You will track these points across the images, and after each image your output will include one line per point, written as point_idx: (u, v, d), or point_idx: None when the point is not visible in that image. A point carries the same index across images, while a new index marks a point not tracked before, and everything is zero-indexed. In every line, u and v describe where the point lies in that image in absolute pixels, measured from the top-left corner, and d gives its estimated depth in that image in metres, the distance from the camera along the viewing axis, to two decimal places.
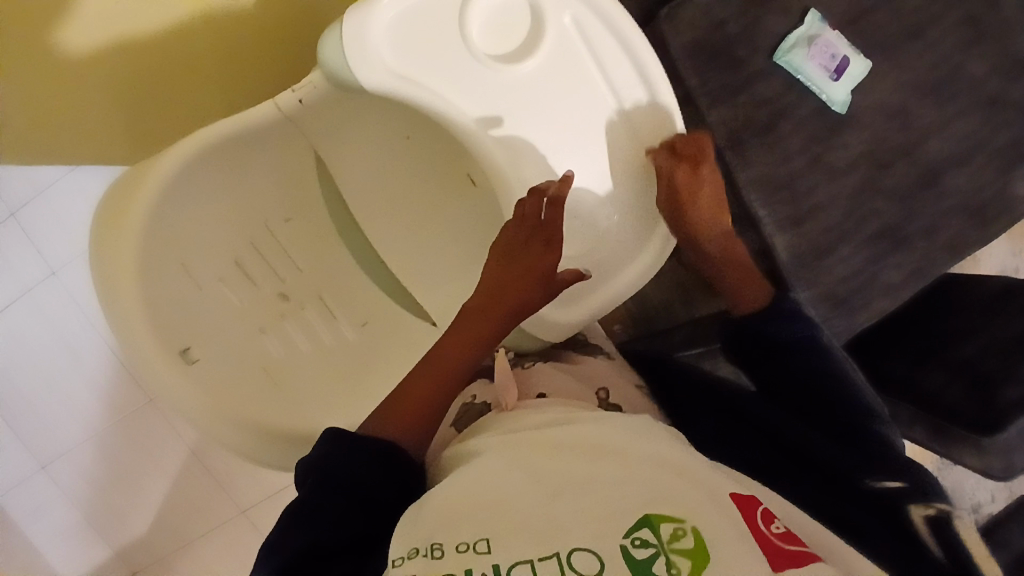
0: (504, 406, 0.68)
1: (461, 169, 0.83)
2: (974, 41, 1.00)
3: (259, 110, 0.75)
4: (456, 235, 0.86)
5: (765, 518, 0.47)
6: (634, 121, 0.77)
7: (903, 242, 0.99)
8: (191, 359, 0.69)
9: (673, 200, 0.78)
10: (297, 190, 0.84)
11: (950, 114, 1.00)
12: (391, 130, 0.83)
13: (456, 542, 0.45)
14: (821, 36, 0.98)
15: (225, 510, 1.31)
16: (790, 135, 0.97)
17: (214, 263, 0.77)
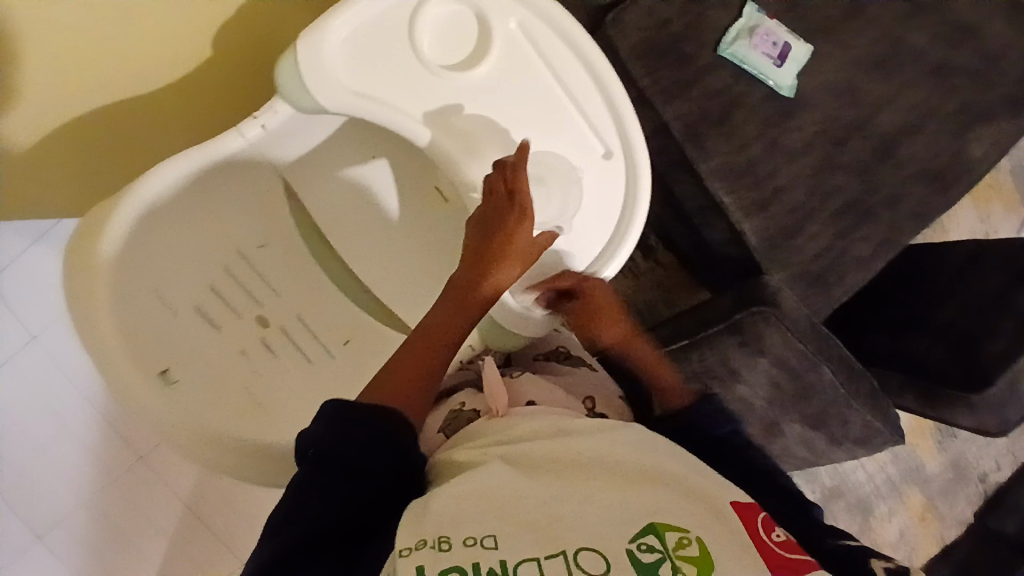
0: (495, 412, 0.68)
1: (428, 186, 0.86)
2: (907, 18, 1.05)
3: (224, 143, 0.73)
4: (431, 252, 0.86)
5: (766, 526, 0.48)
6: (590, 116, 0.78)
7: (868, 214, 1.01)
8: (170, 381, 0.68)
9: (635, 188, 0.80)
10: (267, 217, 0.84)
11: (895, 88, 1.04)
12: (359, 156, 0.84)
13: (463, 536, 0.45)
14: (762, 26, 1.02)
15: (227, 565, 1.28)
16: (748, 122, 0.99)
17: (186, 289, 0.76)
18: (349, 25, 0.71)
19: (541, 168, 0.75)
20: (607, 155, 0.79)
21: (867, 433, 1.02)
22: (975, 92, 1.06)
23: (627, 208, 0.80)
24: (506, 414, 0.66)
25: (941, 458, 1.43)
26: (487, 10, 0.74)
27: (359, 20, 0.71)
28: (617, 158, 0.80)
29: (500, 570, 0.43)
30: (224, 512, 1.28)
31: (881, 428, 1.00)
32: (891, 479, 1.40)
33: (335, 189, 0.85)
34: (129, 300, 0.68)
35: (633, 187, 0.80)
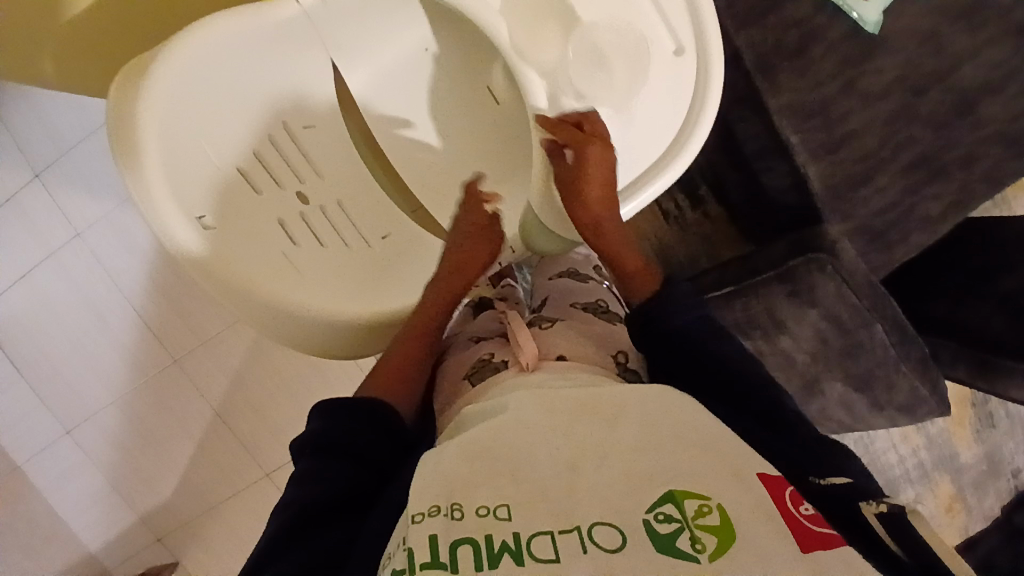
0: (522, 365, 0.64)
1: (479, 87, 0.82)
2: None
3: (279, 7, 0.68)
4: (477, 155, 0.85)
5: (793, 499, 0.46)
6: (666, 10, 0.70)
7: (941, 172, 0.93)
8: (208, 226, 0.66)
9: (702, 96, 0.72)
10: (319, 97, 0.79)
11: (982, 40, 0.90)
12: (411, 44, 0.79)
13: (477, 504, 0.42)
14: None
15: (252, 472, 1.33)
16: (823, 59, 0.89)
17: (234, 144, 0.72)
18: None
19: (600, 44, 0.68)
20: (678, 53, 0.71)
21: (913, 401, 1.01)
22: None
23: (696, 106, 0.72)
24: (534, 368, 0.63)
25: (977, 449, 1.38)
26: None
27: None
28: (688, 54, 0.71)
29: (513, 544, 0.39)
30: (250, 422, 1.31)
31: (926, 394, 1.00)
32: (922, 464, 1.36)
33: (385, 79, 0.81)
34: (167, 148, 0.64)
35: (701, 100, 0.72)
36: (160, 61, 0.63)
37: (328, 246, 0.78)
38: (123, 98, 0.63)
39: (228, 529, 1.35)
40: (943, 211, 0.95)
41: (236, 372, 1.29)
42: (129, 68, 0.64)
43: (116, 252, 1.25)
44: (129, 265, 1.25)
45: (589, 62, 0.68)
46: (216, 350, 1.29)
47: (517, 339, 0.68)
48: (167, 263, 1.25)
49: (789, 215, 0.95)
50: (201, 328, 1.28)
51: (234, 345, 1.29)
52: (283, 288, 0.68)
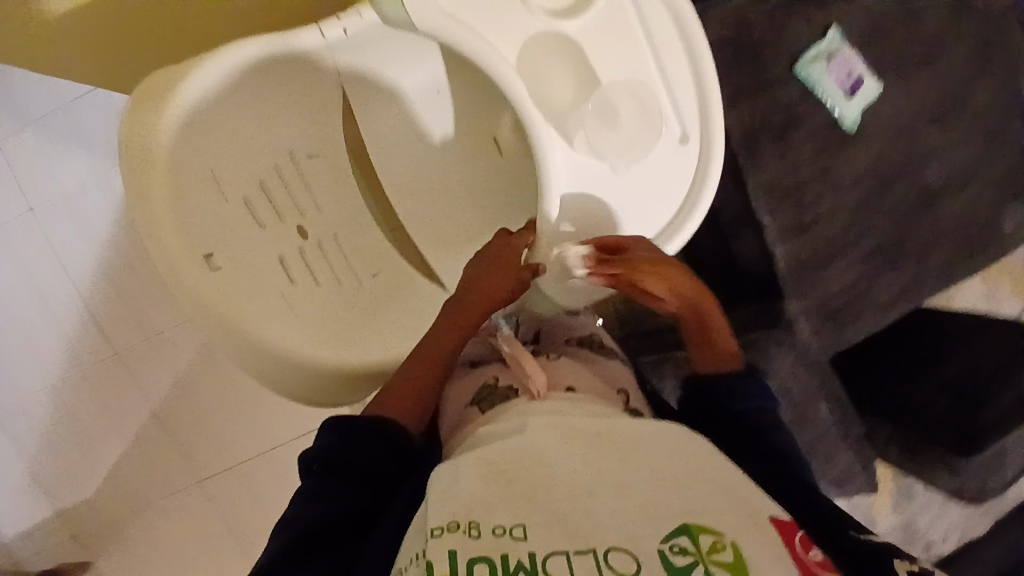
0: (533, 394, 0.65)
1: (488, 130, 0.81)
2: (972, 78, 1.02)
3: (302, 37, 0.67)
4: (470, 198, 0.85)
5: (805, 543, 0.47)
6: (676, 99, 0.74)
7: (898, 261, 1.01)
8: (215, 265, 0.66)
9: (700, 181, 0.75)
10: (332, 131, 0.81)
11: (948, 142, 1.01)
12: (425, 85, 0.79)
13: (494, 524, 0.43)
14: (840, 53, 0.95)
15: (182, 479, 1.26)
16: (801, 147, 0.96)
17: (242, 176, 0.73)
18: None
19: (616, 106, 0.70)
20: (681, 140, 0.75)
21: (846, 473, 1.06)
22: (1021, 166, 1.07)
23: (694, 189, 0.76)
24: (543, 396, 0.64)
25: (893, 520, 1.44)
26: None
27: None
28: (691, 143, 0.75)
29: (528, 563, 0.40)
30: (190, 426, 1.25)
31: (859, 472, 1.06)
32: None
33: (396, 117, 0.81)
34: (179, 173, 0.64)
35: (697, 187, 0.76)
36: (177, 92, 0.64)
37: (317, 279, 0.76)
38: (142, 120, 0.64)
39: (149, 538, 1.27)
40: (893, 298, 1.03)
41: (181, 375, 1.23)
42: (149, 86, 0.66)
43: (71, 240, 1.20)
44: (83, 255, 1.20)
45: (603, 118, 0.70)
46: (163, 350, 1.23)
47: (529, 366, 0.69)
48: (125, 254, 1.21)
49: (756, 282, 1.01)
50: (150, 325, 1.22)
51: (182, 345, 1.23)
52: (275, 325, 0.68)
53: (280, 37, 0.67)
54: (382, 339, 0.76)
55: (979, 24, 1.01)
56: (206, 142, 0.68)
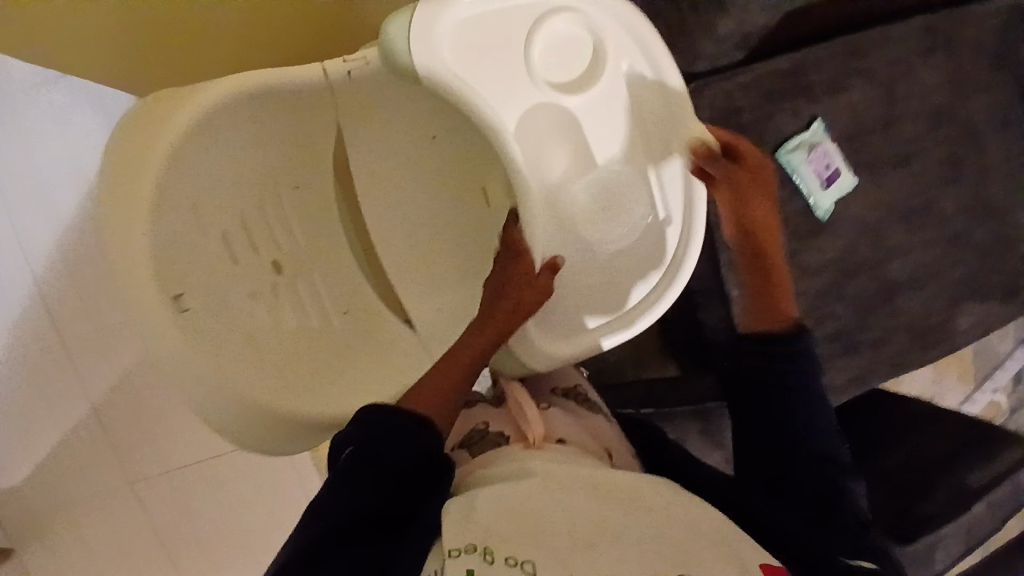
0: (528, 442, 0.67)
1: (473, 181, 0.75)
2: (945, 183, 1.07)
3: (301, 73, 0.64)
4: (453, 245, 0.76)
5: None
6: (662, 186, 0.70)
7: (855, 347, 1.05)
8: (182, 308, 0.56)
9: (676, 267, 0.70)
10: (318, 162, 0.73)
11: (915, 241, 1.07)
12: (416, 130, 0.74)
13: (507, 554, 0.46)
14: (821, 145, 0.99)
15: (116, 477, 1.21)
16: (774, 231, 1.00)
17: (219, 209, 0.63)
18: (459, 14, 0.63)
19: (604, 183, 0.69)
20: (664, 225, 0.71)
21: None
22: (982, 268, 1.12)
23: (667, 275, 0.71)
24: (537, 449, 0.65)
25: None
26: (605, 42, 0.67)
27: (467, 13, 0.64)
28: (670, 228, 0.71)
29: None
30: (131, 427, 1.20)
31: None
32: None
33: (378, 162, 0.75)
34: (169, 206, 0.57)
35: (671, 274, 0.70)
36: (166, 122, 0.56)
37: (290, 323, 0.66)
38: (126, 149, 0.56)
39: (76, 536, 1.22)
40: (846, 381, 1.07)
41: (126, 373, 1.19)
42: (137, 114, 0.58)
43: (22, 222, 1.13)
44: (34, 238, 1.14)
45: (594, 197, 0.69)
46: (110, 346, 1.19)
47: (525, 412, 0.71)
48: (83, 244, 1.15)
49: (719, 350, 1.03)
50: (99, 318, 1.17)
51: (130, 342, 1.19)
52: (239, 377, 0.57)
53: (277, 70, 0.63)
54: (346, 392, 0.65)
55: (954, 133, 1.07)
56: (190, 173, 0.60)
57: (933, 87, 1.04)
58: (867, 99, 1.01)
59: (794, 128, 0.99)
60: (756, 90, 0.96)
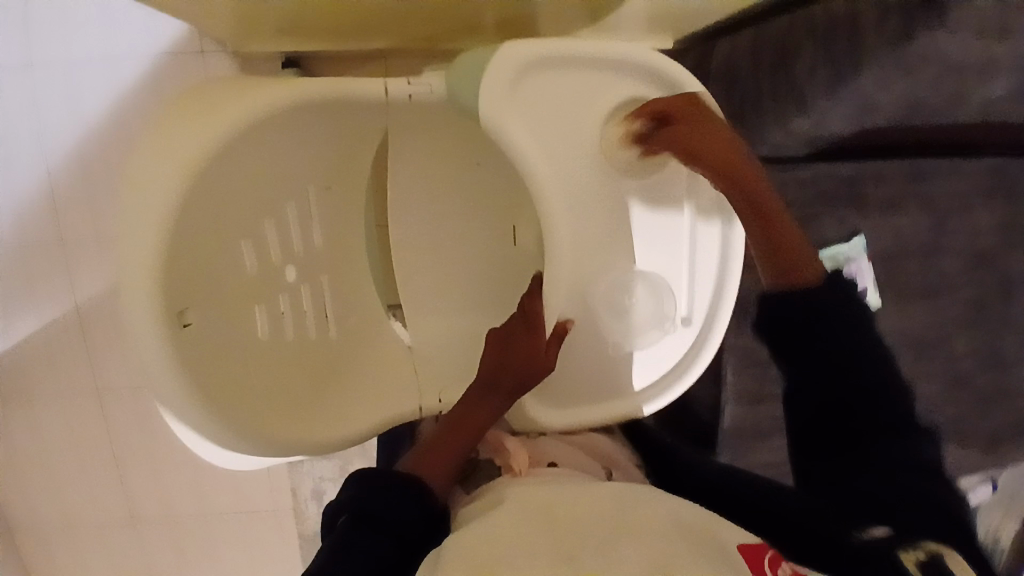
0: (514, 472, 0.66)
1: (504, 220, 0.75)
2: (975, 323, 0.96)
3: (364, 85, 0.62)
4: (468, 280, 0.75)
5: (771, 564, 0.51)
6: (694, 283, 0.69)
7: None
8: (184, 323, 0.55)
9: (689, 361, 0.70)
10: (351, 169, 0.70)
11: (927, 371, 0.97)
12: (463, 154, 0.73)
13: None
14: (856, 262, 0.92)
15: (44, 394, 1.13)
16: None
17: (244, 209, 0.60)
18: (531, 63, 0.62)
19: (637, 280, 0.67)
20: (684, 322, 0.70)
21: None
22: (997, 421, 1.01)
23: (681, 364, 0.70)
24: (524, 475, 0.65)
25: None
26: None
27: (537, 56, 0.62)
28: (693, 323, 0.70)
29: None
30: (66, 351, 1.11)
31: None
32: None
33: (416, 180, 0.73)
34: (202, 192, 0.55)
35: (682, 367, 0.70)
36: (217, 120, 0.55)
37: (291, 334, 0.65)
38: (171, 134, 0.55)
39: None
40: None
41: (81, 299, 1.09)
42: (185, 105, 0.57)
43: (16, 105, 1.04)
44: (23, 127, 1.05)
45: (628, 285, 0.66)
46: (71, 264, 1.08)
47: (504, 443, 0.69)
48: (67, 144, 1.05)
49: (697, 431, 0.97)
50: (64, 227, 1.07)
51: (94, 264, 1.09)
52: (220, 390, 0.56)
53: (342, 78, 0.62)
54: (325, 419, 0.64)
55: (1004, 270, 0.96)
56: (224, 166, 0.57)
57: (997, 233, 0.94)
58: (919, 227, 0.93)
59: (834, 235, 0.93)
60: (811, 189, 0.91)
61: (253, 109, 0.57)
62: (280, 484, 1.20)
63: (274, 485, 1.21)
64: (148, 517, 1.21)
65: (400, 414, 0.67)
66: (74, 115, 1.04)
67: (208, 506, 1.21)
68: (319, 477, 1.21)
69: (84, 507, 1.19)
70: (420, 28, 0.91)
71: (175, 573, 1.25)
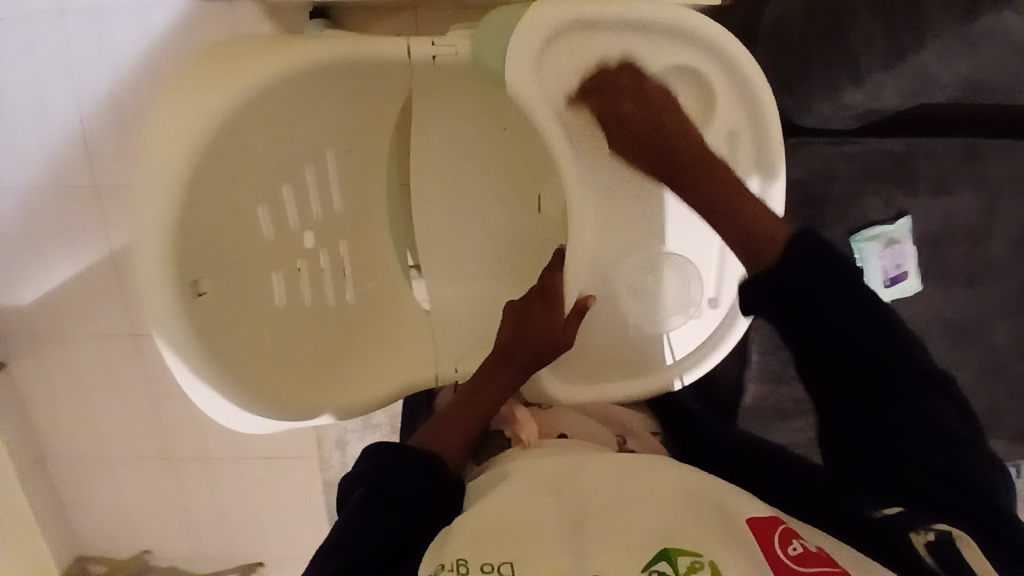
0: (523, 443, 0.65)
1: (528, 187, 0.73)
2: (1019, 315, 0.91)
3: (384, 47, 0.59)
4: (488, 248, 0.74)
5: (783, 540, 0.47)
6: (723, 264, 0.65)
7: None
8: (199, 293, 0.53)
9: (712, 346, 0.66)
10: (373, 131, 0.69)
11: (963, 362, 0.92)
12: (488, 118, 0.71)
13: (482, 561, 0.47)
14: (901, 244, 0.88)
15: (80, 338, 1.17)
16: None
17: (260, 173, 0.59)
18: (557, 30, 0.58)
19: (663, 260, 0.65)
20: (711, 305, 0.66)
21: None
22: None
23: (701, 349, 0.67)
24: (533, 447, 0.64)
25: None
26: (715, 105, 0.63)
27: (564, 21, 0.58)
28: (720, 305, 0.66)
29: None
30: (101, 301, 1.14)
31: None
32: None
33: (438, 143, 0.71)
34: (217, 158, 0.54)
35: (704, 351, 0.66)
36: (232, 80, 0.53)
37: (308, 299, 0.65)
38: (186, 92, 0.53)
39: (35, 379, 1.20)
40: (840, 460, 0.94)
41: (115, 248, 1.11)
42: (206, 61, 0.55)
43: (51, 49, 1.03)
44: (57, 73, 1.04)
45: (651, 265, 0.65)
46: (106, 214, 1.10)
47: (516, 414, 0.68)
48: (97, 92, 1.05)
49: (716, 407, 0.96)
50: (100, 177, 1.08)
51: (126, 211, 1.10)
52: (235, 354, 0.55)
53: (362, 38, 0.59)
54: (338, 386, 0.63)
55: None
56: (242, 131, 0.55)
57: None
58: (972, 210, 0.87)
59: (877, 215, 0.88)
60: (856, 166, 0.85)
61: (274, 72, 0.55)
62: (304, 434, 1.24)
63: (298, 436, 1.24)
64: (178, 459, 1.26)
65: (414, 384, 0.67)
66: (105, 63, 1.04)
67: (236, 450, 1.25)
68: (341, 429, 1.24)
69: (120, 444, 1.24)
70: None
71: (206, 513, 1.31)
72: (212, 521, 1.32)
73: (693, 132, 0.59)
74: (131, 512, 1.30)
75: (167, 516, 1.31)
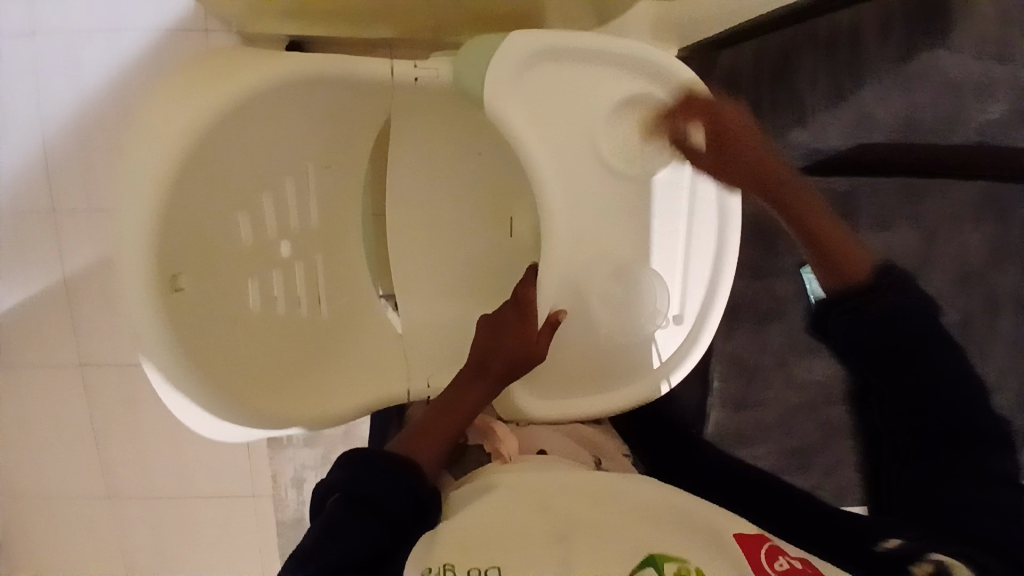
0: (503, 457, 0.65)
1: (502, 211, 0.75)
2: None
3: (370, 67, 0.63)
4: (461, 269, 0.75)
5: (769, 556, 0.48)
6: (687, 281, 0.70)
7: (806, 465, 0.93)
8: (177, 289, 0.54)
9: (677, 358, 0.70)
10: (354, 151, 0.71)
11: None
12: (464, 143, 0.74)
13: (468, 567, 0.48)
14: None
15: (27, 365, 1.12)
16: (775, 338, 0.92)
17: (243, 182, 0.60)
18: (533, 59, 0.63)
19: (633, 273, 0.67)
20: (676, 320, 0.70)
21: None
22: None
23: (668, 362, 0.70)
24: (514, 460, 0.64)
25: None
26: None
27: (540, 50, 0.63)
28: (685, 320, 0.70)
29: None
30: (53, 327, 1.10)
31: None
32: None
33: (415, 165, 0.74)
34: (204, 162, 0.55)
35: (671, 363, 0.70)
36: (222, 89, 0.56)
37: (282, 309, 0.65)
38: (177, 99, 0.55)
39: None
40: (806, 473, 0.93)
41: (71, 273, 1.08)
42: (199, 71, 0.58)
43: (22, 72, 1.03)
44: (25, 95, 1.04)
45: (622, 280, 0.67)
46: (62, 239, 1.07)
47: (494, 428, 0.69)
48: (64, 115, 1.04)
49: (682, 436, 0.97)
50: (61, 200, 1.06)
51: (86, 235, 1.08)
52: (208, 357, 0.55)
53: (348, 58, 0.62)
54: (312, 395, 0.63)
55: None
56: (230, 139, 0.57)
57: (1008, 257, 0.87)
58: None
59: None
60: None
61: (263, 84, 0.57)
62: (261, 470, 1.19)
63: (254, 473, 1.20)
64: (124, 497, 1.20)
65: (388, 396, 0.67)
66: (76, 87, 1.04)
67: (188, 488, 1.20)
68: (299, 467, 1.20)
69: (61, 480, 1.18)
70: (434, 29, 0.92)
71: (149, 556, 1.23)
72: (155, 566, 1.24)
73: (778, 155, 0.62)
74: (66, 555, 1.22)
75: (106, 561, 1.23)
